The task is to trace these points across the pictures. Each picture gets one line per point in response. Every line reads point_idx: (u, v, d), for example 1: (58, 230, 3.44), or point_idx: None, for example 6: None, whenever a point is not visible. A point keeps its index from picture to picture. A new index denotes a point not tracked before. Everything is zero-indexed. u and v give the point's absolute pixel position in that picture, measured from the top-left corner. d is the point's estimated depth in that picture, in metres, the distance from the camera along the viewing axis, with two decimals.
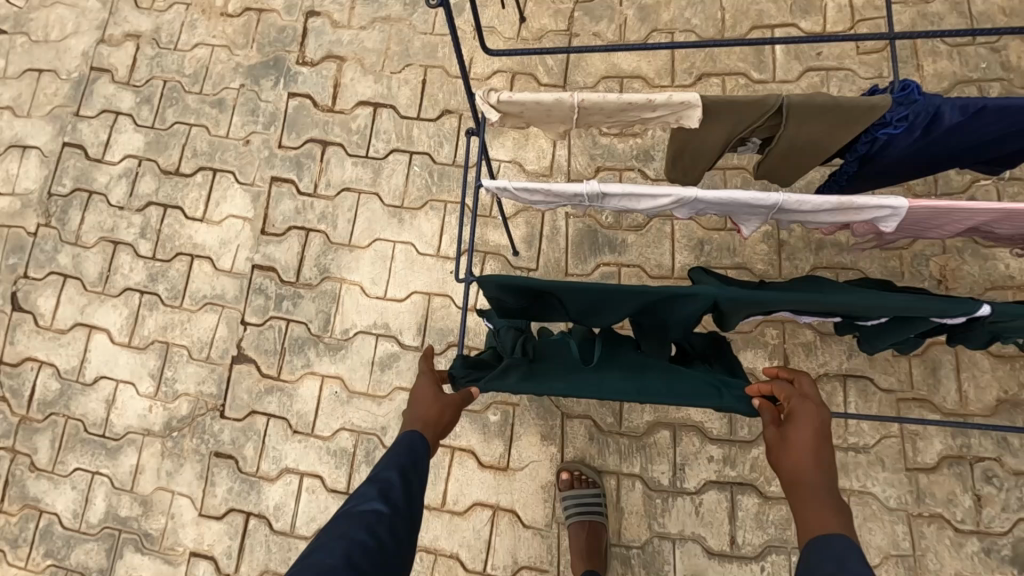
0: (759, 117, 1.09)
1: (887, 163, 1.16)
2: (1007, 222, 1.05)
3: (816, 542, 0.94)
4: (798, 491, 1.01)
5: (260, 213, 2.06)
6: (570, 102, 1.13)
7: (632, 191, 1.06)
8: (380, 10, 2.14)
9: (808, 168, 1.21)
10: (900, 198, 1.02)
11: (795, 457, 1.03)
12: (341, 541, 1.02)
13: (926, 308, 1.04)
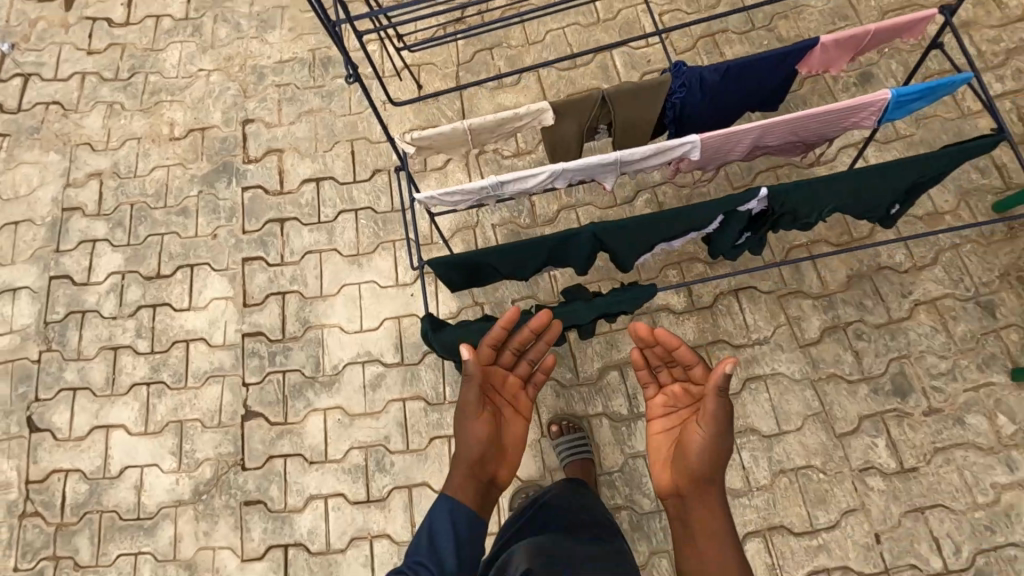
0: (594, 108, 1.56)
1: (690, 119, 1.65)
2: (769, 135, 1.53)
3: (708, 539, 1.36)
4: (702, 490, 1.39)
5: (239, 290, 2.40)
6: (463, 128, 1.57)
7: (519, 176, 1.50)
8: (303, 106, 2.59)
9: (644, 136, 1.68)
10: (693, 135, 1.48)
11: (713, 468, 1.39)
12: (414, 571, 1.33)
13: (730, 203, 1.48)
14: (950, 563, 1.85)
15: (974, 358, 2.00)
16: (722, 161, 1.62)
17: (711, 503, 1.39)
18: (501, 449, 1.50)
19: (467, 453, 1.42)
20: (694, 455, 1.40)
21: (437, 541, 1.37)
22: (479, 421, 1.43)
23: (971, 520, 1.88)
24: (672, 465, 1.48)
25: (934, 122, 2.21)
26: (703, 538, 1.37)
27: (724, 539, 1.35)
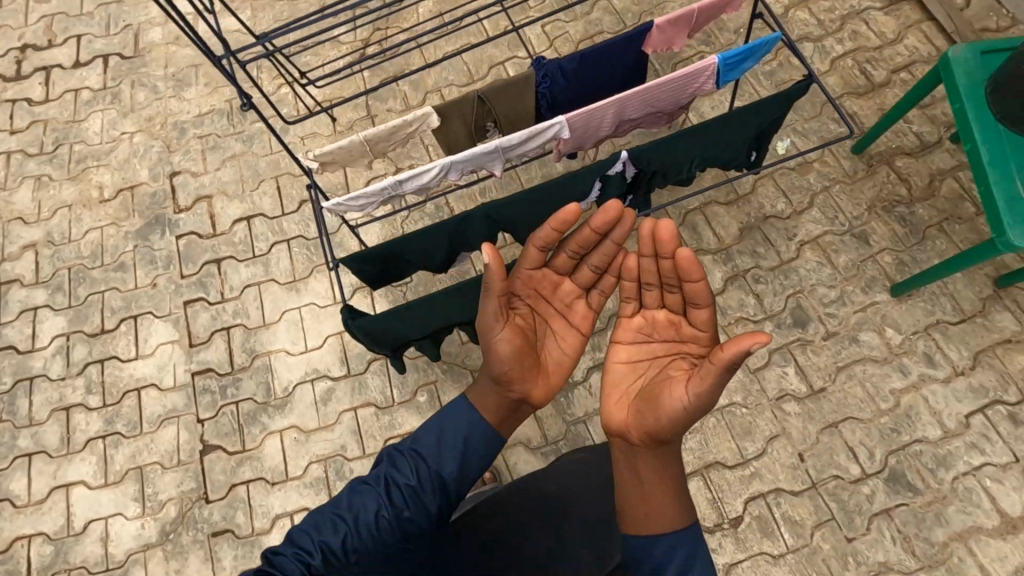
0: (473, 106, 1.76)
1: (561, 104, 1.87)
2: (627, 108, 1.75)
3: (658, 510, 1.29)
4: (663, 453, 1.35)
5: (184, 332, 2.49)
6: (359, 140, 1.74)
7: (412, 174, 1.67)
8: (226, 152, 2.74)
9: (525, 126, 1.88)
10: (559, 116, 1.68)
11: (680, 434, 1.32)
12: (415, 466, 1.39)
13: (598, 169, 1.67)
14: (867, 468, 2.04)
15: (858, 283, 2.24)
16: (594, 137, 1.84)
17: (669, 468, 1.34)
18: (539, 370, 1.57)
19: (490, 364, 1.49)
20: (667, 408, 1.31)
21: (440, 448, 1.42)
22: (505, 333, 1.51)
23: (878, 426, 2.08)
24: (636, 406, 1.41)
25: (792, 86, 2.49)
26: (649, 490, 1.32)
27: (673, 503, 1.30)
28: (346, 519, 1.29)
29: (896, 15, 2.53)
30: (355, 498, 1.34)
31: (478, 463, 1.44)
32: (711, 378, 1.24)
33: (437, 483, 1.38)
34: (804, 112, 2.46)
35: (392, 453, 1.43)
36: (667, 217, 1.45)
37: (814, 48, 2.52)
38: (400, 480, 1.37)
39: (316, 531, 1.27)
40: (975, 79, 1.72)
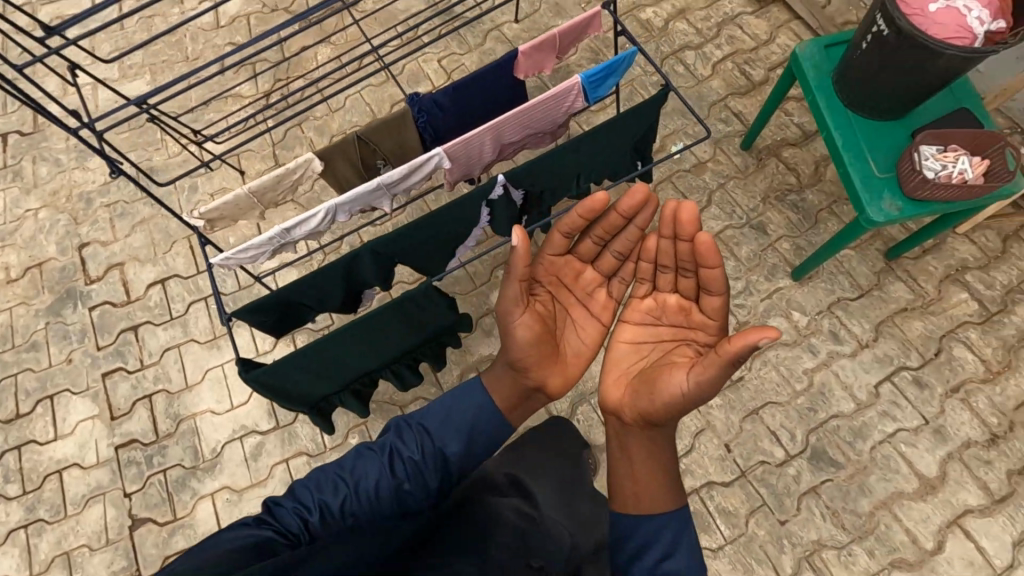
0: (355, 147, 1.79)
1: (445, 135, 1.92)
2: (503, 132, 1.80)
3: (652, 494, 1.31)
4: (658, 441, 1.38)
5: (104, 405, 2.42)
6: (244, 193, 1.75)
7: (298, 220, 1.69)
8: (135, 217, 2.71)
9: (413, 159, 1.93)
10: (436, 148, 1.72)
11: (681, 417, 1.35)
12: (421, 443, 1.40)
13: (478, 194, 1.71)
14: (790, 450, 2.10)
15: (762, 272, 2.33)
16: (479, 163, 1.88)
17: (665, 453, 1.37)
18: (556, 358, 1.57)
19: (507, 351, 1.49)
20: (666, 393, 1.33)
21: (446, 426, 1.42)
22: (525, 317, 1.51)
23: (796, 407, 2.14)
24: (634, 387, 1.44)
25: (679, 93, 2.61)
26: (642, 471, 1.35)
27: (664, 488, 1.32)
28: (344, 485, 1.34)
29: (767, 17, 2.69)
30: (359, 462, 1.38)
31: (483, 446, 1.45)
32: (713, 368, 1.26)
33: (439, 462, 1.39)
34: (693, 116, 2.57)
35: (399, 424, 1.44)
36: (690, 200, 1.46)
37: (696, 55, 2.66)
38: (403, 454, 1.38)
39: (317, 489, 1.33)
40: (822, 72, 1.83)
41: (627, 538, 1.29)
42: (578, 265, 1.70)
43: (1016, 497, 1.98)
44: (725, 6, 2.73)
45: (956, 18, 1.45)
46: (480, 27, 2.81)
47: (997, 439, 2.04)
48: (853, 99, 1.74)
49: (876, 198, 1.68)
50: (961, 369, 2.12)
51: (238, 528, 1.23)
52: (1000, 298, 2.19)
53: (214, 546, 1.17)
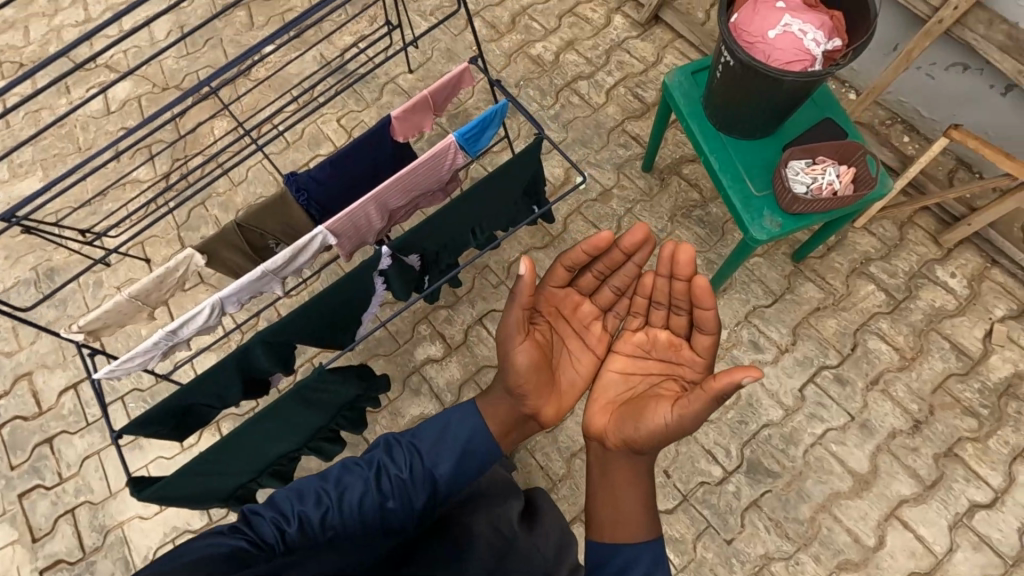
0: (238, 233, 1.75)
1: (331, 208, 1.89)
2: (387, 200, 1.79)
3: (631, 520, 1.34)
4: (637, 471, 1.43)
5: (23, 528, 2.28)
6: (125, 298, 1.68)
7: (182, 320, 1.63)
8: (39, 322, 2.59)
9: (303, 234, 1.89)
10: (318, 227, 1.69)
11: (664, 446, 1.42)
12: (412, 461, 1.39)
13: (367, 266, 1.69)
14: (727, 466, 2.10)
15: None
16: (370, 231, 1.86)
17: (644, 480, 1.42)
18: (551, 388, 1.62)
19: (506, 376, 1.56)
20: (653, 425, 1.41)
21: (437, 446, 1.43)
22: (525, 346, 1.57)
23: (727, 422, 2.15)
24: (621, 414, 1.51)
25: (578, 123, 2.64)
26: (624, 497, 1.39)
27: (642, 515, 1.36)
28: (329, 499, 1.26)
29: (652, 39, 2.75)
30: (346, 479, 1.33)
31: (470, 464, 1.44)
32: (699, 403, 1.34)
33: (427, 481, 1.36)
34: (593, 145, 2.60)
35: (388, 443, 1.43)
36: (688, 245, 1.55)
37: (589, 85, 2.70)
38: (392, 472, 1.35)
39: (298, 499, 1.25)
40: (693, 98, 1.87)
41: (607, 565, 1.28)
42: (577, 298, 1.77)
43: (945, 480, 2.02)
44: (611, 32, 2.78)
45: (794, 43, 1.50)
46: (375, 82, 2.81)
47: (920, 426, 2.08)
48: (725, 124, 1.78)
49: (757, 216, 1.70)
50: (877, 361, 2.17)
51: (212, 533, 1.09)
52: (905, 285, 2.26)
53: (185, 552, 1.01)
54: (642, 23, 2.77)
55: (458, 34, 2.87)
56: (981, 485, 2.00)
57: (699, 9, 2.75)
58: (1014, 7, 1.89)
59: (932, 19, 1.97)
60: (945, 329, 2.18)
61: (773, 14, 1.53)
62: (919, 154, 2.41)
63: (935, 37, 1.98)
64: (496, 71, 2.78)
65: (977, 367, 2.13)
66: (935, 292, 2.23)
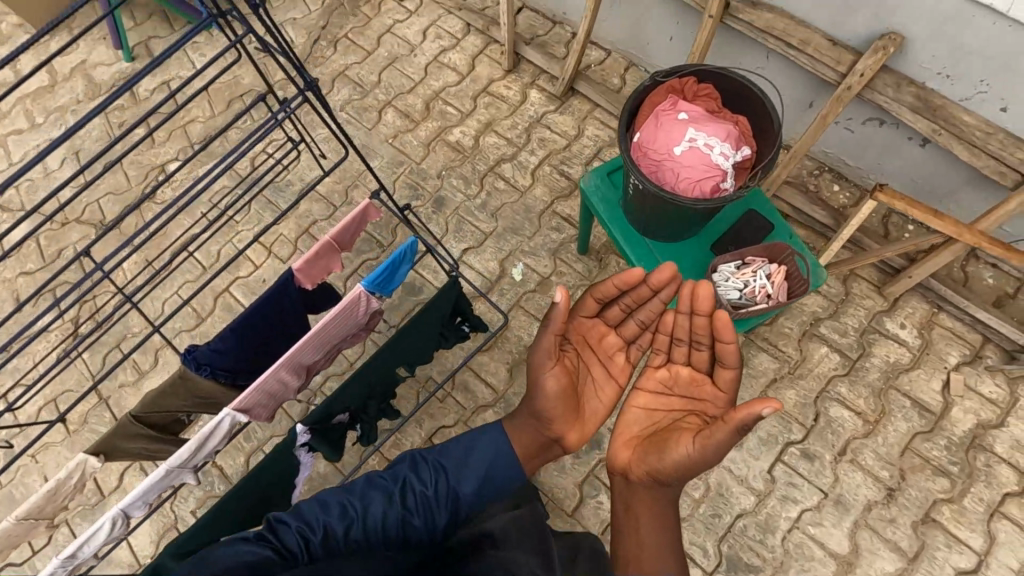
0: (136, 423, 1.58)
1: (242, 370, 1.72)
2: (299, 359, 1.63)
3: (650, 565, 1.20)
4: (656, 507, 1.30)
5: None
6: (13, 522, 1.48)
7: (79, 543, 1.44)
8: None
9: (216, 401, 1.73)
10: (223, 410, 1.53)
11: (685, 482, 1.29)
12: (438, 478, 1.28)
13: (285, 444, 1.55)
14: (706, 567, 1.99)
15: None
16: (288, 391, 1.70)
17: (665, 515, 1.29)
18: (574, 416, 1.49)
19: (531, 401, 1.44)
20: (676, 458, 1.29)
21: (465, 461, 1.31)
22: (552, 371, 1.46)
23: (699, 518, 2.04)
24: (643, 447, 1.39)
25: (506, 210, 2.54)
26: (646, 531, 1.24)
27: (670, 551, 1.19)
28: (350, 515, 1.16)
29: (570, 111, 2.67)
30: (370, 493, 1.22)
31: (497, 486, 1.31)
32: (724, 437, 1.24)
33: (452, 500, 1.26)
34: (526, 232, 2.50)
35: (414, 458, 1.30)
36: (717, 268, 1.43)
37: (513, 167, 2.60)
38: (413, 488, 1.25)
39: (322, 509, 1.16)
40: (611, 202, 1.77)
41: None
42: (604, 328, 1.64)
43: (927, 550, 1.95)
44: (528, 109, 2.70)
45: (704, 163, 1.42)
46: (290, 190, 2.66)
47: (894, 494, 2.01)
48: (650, 228, 1.67)
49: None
50: (842, 430, 2.10)
51: (234, 540, 1.03)
52: (858, 343, 2.20)
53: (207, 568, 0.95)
54: (559, 96, 2.69)
55: (372, 128, 2.75)
56: (963, 549, 1.94)
57: (614, 75, 2.69)
58: (916, 68, 1.83)
59: (841, 84, 1.91)
60: (903, 385, 2.13)
61: (675, 132, 1.43)
62: (851, 202, 2.38)
63: (847, 102, 1.93)
64: (415, 164, 2.66)
65: (941, 422, 2.08)
66: (888, 347, 2.18)
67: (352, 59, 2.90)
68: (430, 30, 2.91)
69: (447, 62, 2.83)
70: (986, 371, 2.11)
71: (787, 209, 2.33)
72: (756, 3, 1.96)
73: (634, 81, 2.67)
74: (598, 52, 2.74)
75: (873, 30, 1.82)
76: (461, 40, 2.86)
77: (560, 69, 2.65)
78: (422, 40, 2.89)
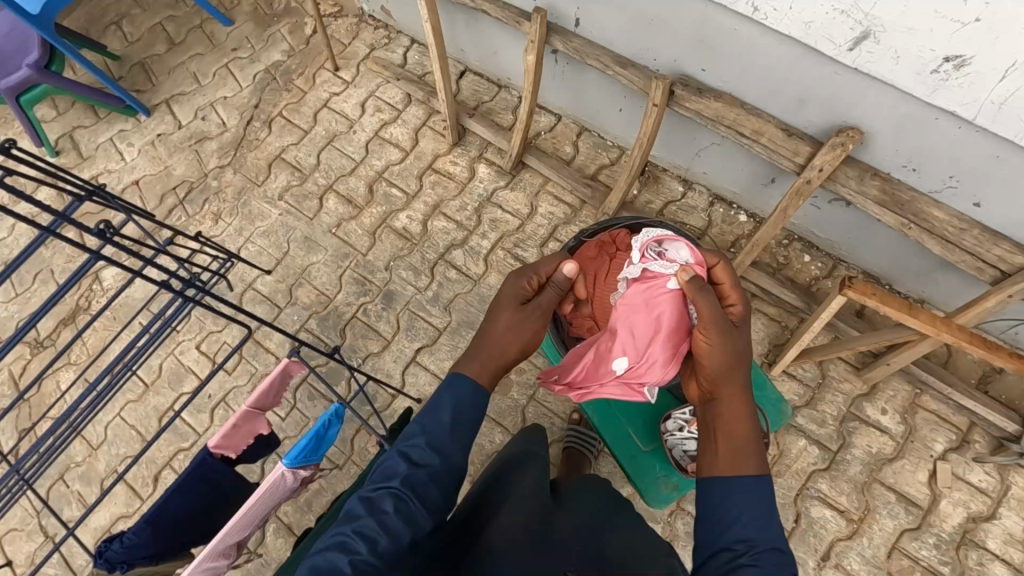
0: None
1: (173, 545, 1.57)
2: (228, 534, 1.48)
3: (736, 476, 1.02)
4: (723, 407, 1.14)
5: None
6: None
7: None
8: None
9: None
10: None
11: (727, 365, 1.17)
12: (427, 445, 1.12)
13: None
14: None
15: None
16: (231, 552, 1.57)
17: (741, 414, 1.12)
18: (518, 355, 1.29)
19: (489, 349, 1.24)
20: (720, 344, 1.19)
21: (446, 430, 1.13)
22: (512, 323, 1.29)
23: None
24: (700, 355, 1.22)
25: (459, 302, 2.38)
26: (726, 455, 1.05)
27: (750, 452, 1.06)
28: (370, 536, 1.02)
29: (522, 186, 2.50)
30: (372, 494, 1.08)
31: (472, 428, 1.15)
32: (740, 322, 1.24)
33: (450, 469, 1.12)
34: (482, 326, 2.34)
35: (403, 451, 1.12)
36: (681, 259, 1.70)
37: (464, 252, 2.45)
38: (428, 495, 1.08)
39: (351, 520, 1.05)
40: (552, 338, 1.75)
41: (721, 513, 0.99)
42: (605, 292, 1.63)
43: None
44: (477, 186, 2.53)
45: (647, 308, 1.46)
46: (232, 292, 2.51)
47: None
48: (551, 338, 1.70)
49: (652, 480, 1.54)
50: (825, 532, 1.98)
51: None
52: (837, 433, 2.07)
53: None
54: (508, 170, 2.52)
55: (313, 218, 2.58)
56: None
57: (565, 143, 2.52)
58: (879, 158, 1.67)
59: (800, 175, 1.74)
60: (887, 478, 2.00)
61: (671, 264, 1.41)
62: (824, 273, 2.23)
63: (807, 195, 1.77)
64: (361, 257, 2.50)
65: (928, 518, 1.95)
66: (869, 435, 2.05)
67: (288, 140, 2.72)
68: (368, 102, 2.72)
69: (389, 138, 2.65)
70: (974, 460, 1.98)
71: (754, 289, 2.20)
72: (702, 91, 1.79)
73: (587, 148, 2.50)
74: (547, 117, 2.56)
75: (829, 121, 1.65)
76: (402, 112, 2.68)
77: (507, 142, 2.48)
78: (360, 114, 2.71)
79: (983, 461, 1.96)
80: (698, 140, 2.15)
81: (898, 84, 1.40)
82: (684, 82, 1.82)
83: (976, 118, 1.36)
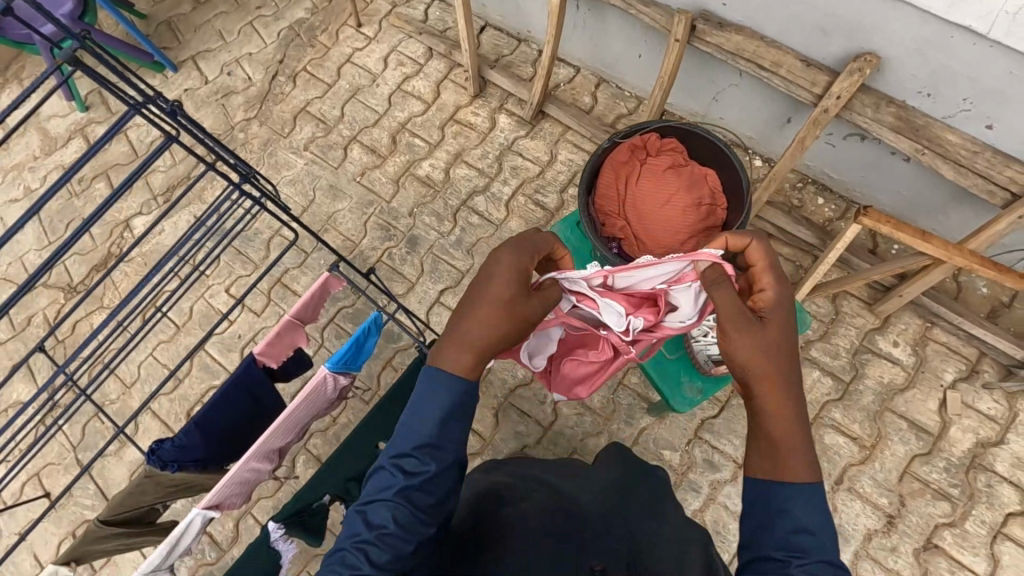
0: (110, 514, 1.54)
1: (218, 450, 1.64)
2: (276, 433, 1.55)
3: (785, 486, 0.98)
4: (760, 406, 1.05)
5: None
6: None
7: None
8: None
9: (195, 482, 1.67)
10: (193, 513, 1.45)
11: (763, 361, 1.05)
12: (418, 451, 1.06)
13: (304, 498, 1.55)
14: None
15: (620, 415, 2.17)
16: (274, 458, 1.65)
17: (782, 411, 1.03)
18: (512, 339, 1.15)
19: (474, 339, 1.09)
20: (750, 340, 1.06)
21: (437, 434, 1.06)
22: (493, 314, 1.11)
23: None
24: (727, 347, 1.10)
25: (481, 246, 2.45)
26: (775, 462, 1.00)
27: (797, 458, 0.99)
28: (366, 546, 1.00)
29: (542, 135, 2.57)
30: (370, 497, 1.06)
31: (461, 432, 1.07)
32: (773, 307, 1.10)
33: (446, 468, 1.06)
34: None
35: (395, 458, 1.06)
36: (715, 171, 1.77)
37: (487, 198, 2.52)
38: (423, 501, 1.04)
39: (355, 525, 1.04)
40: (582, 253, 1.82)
41: (772, 519, 0.96)
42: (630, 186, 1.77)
43: None
44: (498, 135, 2.60)
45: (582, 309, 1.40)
46: (260, 238, 2.59)
47: (893, 521, 1.97)
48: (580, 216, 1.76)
49: (674, 388, 1.64)
50: (838, 457, 2.04)
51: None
52: (850, 364, 2.14)
53: None
54: (529, 119, 2.58)
55: (338, 167, 2.65)
56: None
57: (584, 94, 2.59)
58: (895, 86, 1.74)
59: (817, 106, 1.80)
60: (899, 407, 2.07)
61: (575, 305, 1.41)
62: (837, 215, 2.29)
63: (825, 125, 1.83)
64: (385, 204, 2.57)
65: (939, 443, 2.02)
66: (881, 366, 2.12)
67: (313, 94, 2.79)
68: (391, 56, 2.79)
69: (411, 90, 2.72)
70: (983, 387, 2.05)
71: (770, 228, 2.27)
72: (723, 25, 1.86)
73: (606, 98, 2.57)
74: (566, 69, 2.63)
75: (848, 50, 1.72)
76: (424, 66, 2.75)
77: (528, 92, 2.54)
78: (383, 68, 2.78)
79: (992, 388, 2.04)
80: (717, 83, 2.21)
81: (917, 2, 1.50)
82: (706, 18, 1.89)
83: (990, 32, 1.46)
